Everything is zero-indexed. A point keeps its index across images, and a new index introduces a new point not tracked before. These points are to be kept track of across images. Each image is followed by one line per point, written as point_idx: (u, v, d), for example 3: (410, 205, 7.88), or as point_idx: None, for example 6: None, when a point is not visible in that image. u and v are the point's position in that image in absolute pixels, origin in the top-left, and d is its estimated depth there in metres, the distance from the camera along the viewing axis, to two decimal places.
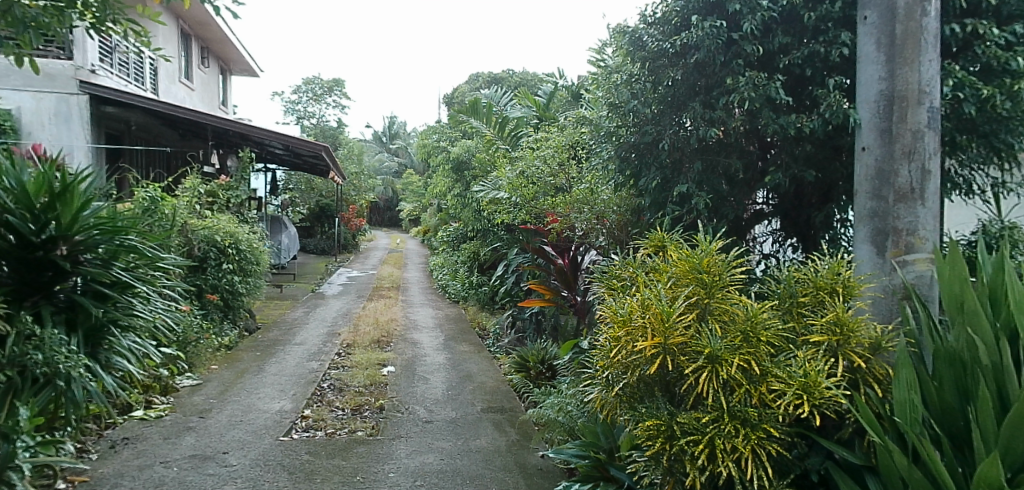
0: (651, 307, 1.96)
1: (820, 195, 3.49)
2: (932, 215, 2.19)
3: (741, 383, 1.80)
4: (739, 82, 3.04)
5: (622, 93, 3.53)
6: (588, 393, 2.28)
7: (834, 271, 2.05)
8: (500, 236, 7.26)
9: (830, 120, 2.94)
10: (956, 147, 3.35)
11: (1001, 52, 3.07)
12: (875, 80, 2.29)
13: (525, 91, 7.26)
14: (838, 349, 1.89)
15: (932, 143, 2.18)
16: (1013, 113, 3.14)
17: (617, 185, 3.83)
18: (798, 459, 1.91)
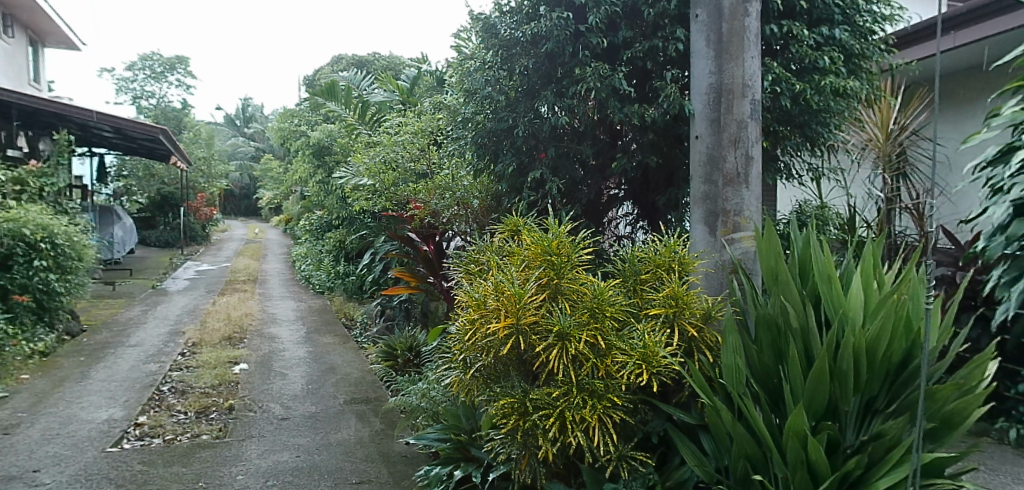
0: (503, 289, 2.02)
1: (664, 179, 3.76)
2: (754, 198, 2.44)
3: (589, 358, 1.92)
4: (585, 72, 3.19)
5: (476, 80, 3.59)
6: (446, 377, 2.31)
7: (671, 249, 2.25)
8: (365, 223, 7.10)
9: (668, 110, 3.18)
10: (778, 136, 3.76)
11: (811, 52, 3.47)
12: (705, 74, 2.47)
13: (388, 75, 7.12)
14: (674, 320, 2.08)
15: (754, 132, 2.43)
16: (821, 107, 3.59)
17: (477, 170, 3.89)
18: (642, 423, 2.08)
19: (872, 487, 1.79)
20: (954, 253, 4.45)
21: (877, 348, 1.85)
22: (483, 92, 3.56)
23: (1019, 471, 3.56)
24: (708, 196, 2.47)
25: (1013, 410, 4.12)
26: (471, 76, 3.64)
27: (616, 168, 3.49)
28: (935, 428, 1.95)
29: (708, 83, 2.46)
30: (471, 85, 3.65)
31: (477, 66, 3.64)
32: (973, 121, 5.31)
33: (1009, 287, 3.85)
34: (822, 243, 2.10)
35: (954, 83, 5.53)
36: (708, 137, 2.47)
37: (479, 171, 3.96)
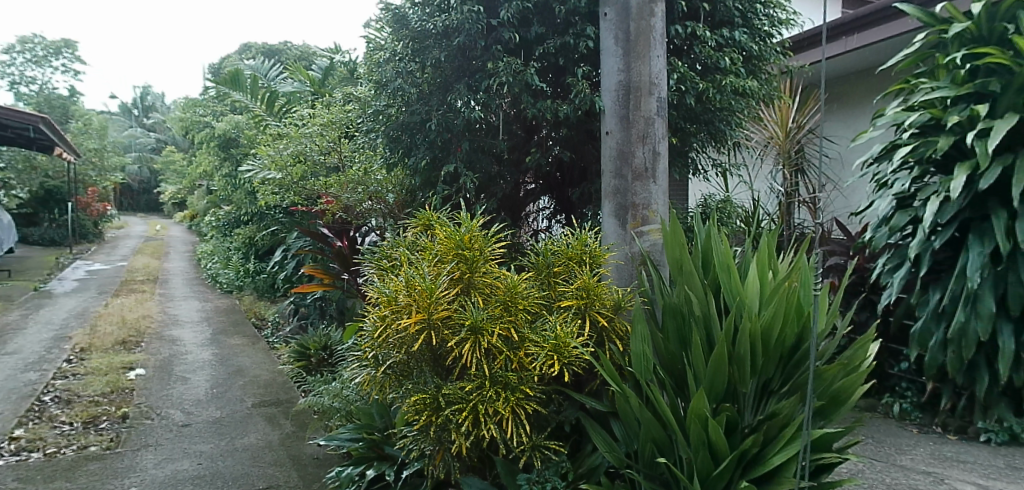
0: (414, 284, 2.00)
1: (578, 174, 3.86)
2: (661, 192, 2.54)
3: (502, 351, 1.93)
4: (497, 67, 3.21)
5: (386, 72, 3.53)
6: (356, 375, 2.26)
7: (582, 242, 2.31)
8: (277, 219, 6.85)
9: (579, 106, 3.26)
10: (685, 132, 3.93)
11: (713, 52, 3.65)
12: (614, 71, 2.55)
13: (299, 65, 6.90)
14: (585, 311, 2.16)
15: (660, 128, 2.52)
16: (723, 106, 3.78)
17: (391, 164, 3.84)
18: (555, 413, 2.13)
19: (767, 462, 1.93)
20: (844, 243, 4.81)
21: (771, 333, 1.99)
22: (394, 84, 3.51)
23: (899, 441, 3.91)
24: (618, 190, 2.55)
25: (896, 386, 4.53)
26: (382, 67, 3.58)
27: (531, 163, 3.54)
28: (824, 405, 2.11)
29: (616, 80, 2.53)
30: (381, 77, 3.58)
31: (387, 57, 3.58)
32: (860, 121, 5.76)
33: (891, 274, 4.21)
34: (722, 235, 2.23)
35: (842, 86, 5.98)
36: (618, 132, 2.55)
37: (391, 165, 3.90)
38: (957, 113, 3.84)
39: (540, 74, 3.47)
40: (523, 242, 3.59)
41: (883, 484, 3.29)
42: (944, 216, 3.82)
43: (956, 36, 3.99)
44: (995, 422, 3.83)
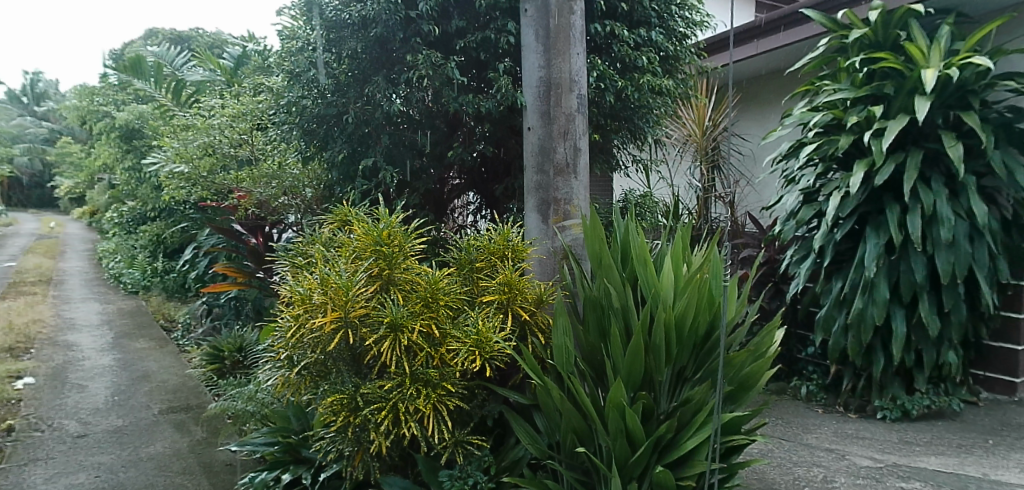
0: (329, 282, 1.95)
1: (501, 169, 3.88)
2: (582, 188, 2.59)
3: (422, 348, 1.92)
4: (417, 59, 3.17)
5: (300, 62, 3.41)
6: (269, 377, 2.18)
7: (504, 237, 2.32)
8: (187, 215, 6.51)
9: (500, 101, 3.28)
10: (604, 128, 4.02)
11: (630, 51, 3.75)
12: (535, 68, 2.57)
13: (209, 53, 6.59)
14: (508, 305, 2.18)
15: (581, 125, 2.56)
16: (640, 103, 3.90)
17: (306, 157, 3.72)
18: (478, 407, 2.14)
19: (681, 446, 2.04)
20: (757, 236, 5.07)
21: (684, 322, 2.09)
22: (308, 74, 3.39)
23: (805, 421, 4.17)
24: (540, 186, 2.58)
25: (804, 370, 4.83)
26: (295, 56, 3.46)
27: (454, 158, 3.52)
28: (734, 391, 2.23)
29: (537, 77, 2.56)
30: (295, 66, 3.46)
31: (301, 47, 3.46)
32: (770, 120, 6.08)
33: (798, 265, 4.48)
34: (639, 229, 2.32)
35: (753, 87, 6.30)
36: (540, 128, 2.57)
37: (306, 159, 3.78)
38: (856, 114, 4.12)
39: (462, 68, 3.46)
40: (446, 238, 3.58)
41: (791, 462, 3.51)
42: (845, 210, 4.09)
43: (855, 41, 4.27)
44: (890, 400, 4.16)
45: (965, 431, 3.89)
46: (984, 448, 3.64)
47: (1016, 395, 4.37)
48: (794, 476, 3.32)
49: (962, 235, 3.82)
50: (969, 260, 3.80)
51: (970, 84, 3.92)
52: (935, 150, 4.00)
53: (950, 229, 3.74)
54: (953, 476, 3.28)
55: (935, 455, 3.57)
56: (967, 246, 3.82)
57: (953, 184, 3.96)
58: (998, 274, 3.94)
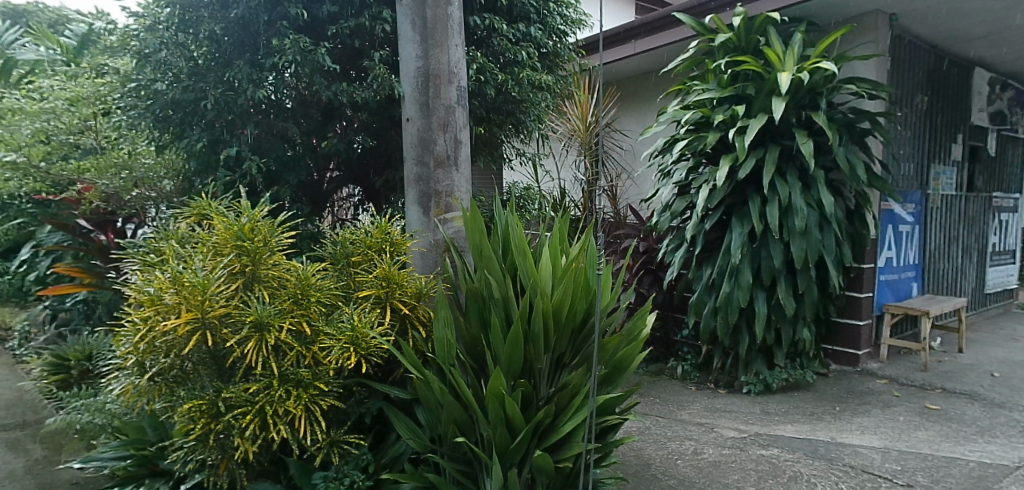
0: (183, 280, 1.82)
1: (381, 162, 3.84)
2: (463, 179, 2.58)
3: (293, 347, 1.86)
4: (283, 43, 3.04)
5: (147, 42, 3.15)
6: (114, 386, 2.00)
7: (382, 230, 2.28)
8: (24, 210, 5.81)
9: (377, 91, 3.25)
10: (486, 121, 4.04)
11: (510, 45, 3.81)
12: (411, 58, 2.53)
13: (46, 29, 5.93)
14: (386, 299, 2.15)
15: (461, 117, 2.56)
16: (521, 98, 3.97)
17: (159, 145, 3.45)
18: (356, 405, 2.10)
19: (559, 429, 2.17)
20: (637, 227, 5.36)
21: (562, 311, 2.21)
22: (158, 56, 3.14)
23: (679, 399, 4.46)
24: (421, 178, 2.54)
25: (680, 351, 5.16)
26: (141, 35, 3.19)
27: (328, 149, 3.43)
28: (609, 374, 2.39)
29: (415, 67, 2.52)
30: (141, 46, 3.18)
31: (151, 25, 3.18)
32: (648, 117, 6.42)
33: (673, 253, 4.77)
34: (518, 221, 2.39)
35: (631, 85, 6.60)
36: (419, 119, 2.53)
37: (161, 147, 3.49)
38: (722, 113, 4.44)
39: (334, 52, 3.38)
40: (322, 232, 3.48)
41: (665, 438, 3.72)
42: (713, 201, 4.40)
43: (721, 44, 4.60)
44: (754, 375, 4.53)
45: (816, 399, 4.33)
46: (832, 414, 4.07)
47: (858, 365, 4.93)
48: (668, 451, 3.53)
49: (813, 223, 4.23)
50: (819, 247, 4.23)
51: (819, 87, 4.32)
52: (790, 146, 4.39)
53: (803, 219, 4.14)
54: (806, 441, 3.65)
55: (791, 423, 3.95)
56: (817, 234, 4.24)
57: (805, 178, 4.38)
58: (842, 258, 4.42)
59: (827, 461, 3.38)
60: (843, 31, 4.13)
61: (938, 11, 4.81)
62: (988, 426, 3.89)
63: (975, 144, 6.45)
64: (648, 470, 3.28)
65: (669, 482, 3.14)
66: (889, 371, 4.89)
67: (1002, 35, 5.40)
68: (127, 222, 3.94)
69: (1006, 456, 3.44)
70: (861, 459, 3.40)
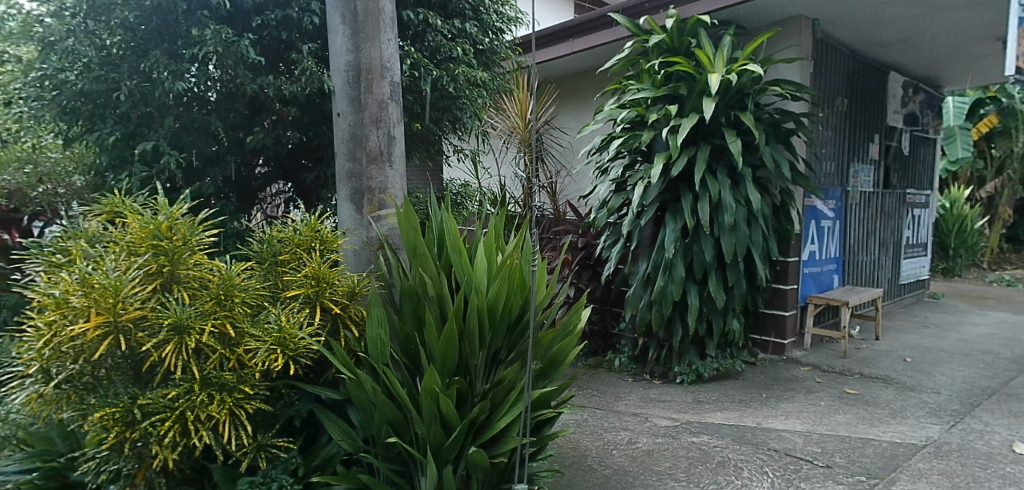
0: (93, 282, 1.73)
1: (312, 157, 3.76)
2: (397, 176, 2.56)
3: (215, 349, 1.81)
4: (204, 34, 2.94)
5: (52, 29, 2.96)
6: (16, 395, 1.88)
7: (311, 228, 2.24)
8: None
9: (306, 85, 3.19)
10: (422, 117, 4.02)
11: (445, 41, 3.79)
12: (342, 51, 2.47)
13: None
14: (316, 298, 2.11)
15: (394, 113, 2.53)
16: (458, 94, 3.96)
17: (67, 138, 3.25)
18: (285, 407, 2.05)
19: (494, 425, 2.20)
20: (576, 223, 5.48)
21: (497, 308, 2.24)
22: (65, 44, 2.96)
23: (616, 390, 4.56)
24: (353, 174, 2.49)
25: (618, 344, 5.27)
26: (45, 22, 3.00)
27: (254, 143, 3.33)
28: (545, 368, 2.44)
29: (345, 61, 2.47)
30: (45, 33, 2.99)
31: (56, 11, 2.99)
32: (585, 114, 6.52)
33: (610, 249, 4.87)
34: (452, 218, 2.40)
35: (570, 83, 6.68)
36: (350, 114, 2.48)
37: (69, 140, 3.29)
38: (657, 112, 4.55)
39: (260, 42, 3.29)
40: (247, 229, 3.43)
41: (602, 429, 3.80)
42: (648, 198, 4.51)
43: (655, 45, 4.72)
44: (687, 366, 4.68)
45: (745, 387, 4.51)
46: (759, 401, 4.26)
47: (784, 353, 5.17)
48: (604, 441, 3.61)
49: (742, 219, 4.41)
50: (747, 242, 4.41)
51: (746, 88, 4.52)
52: (720, 146, 4.55)
53: (732, 215, 4.30)
54: (734, 427, 3.80)
55: (720, 410, 4.10)
56: (745, 229, 4.43)
57: (734, 176, 4.55)
58: (768, 252, 4.63)
59: (753, 445, 3.54)
60: (769, 34, 4.29)
61: (854, 18, 5.09)
62: (899, 407, 4.16)
63: (890, 144, 6.86)
64: (584, 460, 3.34)
65: (605, 472, 3.21)
66: (812, 358, 5.16)
67: (912, 41, 5.76)
68: (34, 220, 3.72)
69: (914, 435, 3.70)
70: (785, 443, 3.57)
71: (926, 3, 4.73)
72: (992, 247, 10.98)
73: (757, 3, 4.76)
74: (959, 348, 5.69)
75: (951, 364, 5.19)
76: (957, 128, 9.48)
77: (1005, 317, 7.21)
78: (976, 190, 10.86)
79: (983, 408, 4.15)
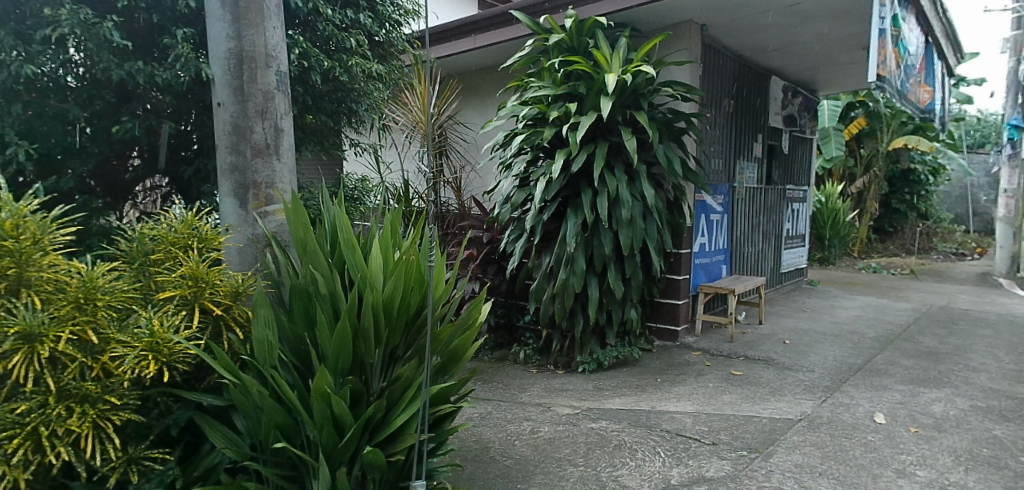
0: None
1: (188, 148, 3.60)
2: (286, 169, 2.45)
3: (74, 358, 1.68)
4: (59, 14, 2.76)
5: None
6: None
7: (188, 225, 2.11)
8: None
9: (180, 72, 3.05)
10: (315, 108, 3.91)
11: (337, 31, 3.69)
12: (222, 38, 2.33)
13: None
14: (194, 300, 1.98)
15: (281, 104, 2.42)
16: (352, 86, 3.90)
17: None
18: (160, 417, 1.93)
19: (391, 424, 2.18)
20: (481, 218, 5.53)
21: (392, 305, 2.21)
22: None
23: (520, 382, 4.63)
24: (236, 168, 2.36)
25: (523, 336, 5.34)
26: None
27: (121, 132, 3.15)
28: (444, 364, 2.45)
29: (225, 48, 2.33)
30: None
31: None
32: (489, 111, 6.56)
33: (514, 243, 4.94)
34: (345, 214, 2.34)
35: (473, 79, 6.69)
36: (232, 104, 2.34)
37: None
38: (557, 109, 4.67)
39: (126, 25, 3.13)
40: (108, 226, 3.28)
41: (504, 420, 3.85)
42: (550, 193, 4.61)
43: (556, 44, 4.84)
44: (588, 355, 4.83)
45: (642, 373, 4.72)
46: (654, 385, 4.47)
47: (678, 340, 5.46)
48: (507, 432, 3.65)
49: (637, 214, 4.60)
50: (642, 235, 4.62)
51: (641, 89, 4.72)
52: (617, 143, 4.73)
53: (629, 209, 4.48)
54: (630, 412, 3.97)
55: (618, 396, 4.27)
56: (640, 223, 4.63)
57: (631, 172, 4.74)
58: (662, 245, 4.86)
59: (647, 428, 3.71)
60: (661, 38, 4.49)
61: (737, 25, 5.45)
62: (778, 386, 4.51)
63: (771, 144, 7.40)
64: (487, 452, 3.37)
65: (506, 462, 3.25)
66: (703, 343, 5.47)
67: (789, 48, 6.25)
68: None
69: (790, 411, 4.02)
70: (675, 423, 3.78)
71: (798, 13, 5.14)
72: (861, 238, 12.10)
73: (648, 7, 4.98)
74: (831, 330, 6.23)
75: (823, 344, 5.68)
76: (831, 130, 10.21)
77: (869, 301, 7.98)
78: (847, 186, 11.94)
79: (850, 384, 4.58)
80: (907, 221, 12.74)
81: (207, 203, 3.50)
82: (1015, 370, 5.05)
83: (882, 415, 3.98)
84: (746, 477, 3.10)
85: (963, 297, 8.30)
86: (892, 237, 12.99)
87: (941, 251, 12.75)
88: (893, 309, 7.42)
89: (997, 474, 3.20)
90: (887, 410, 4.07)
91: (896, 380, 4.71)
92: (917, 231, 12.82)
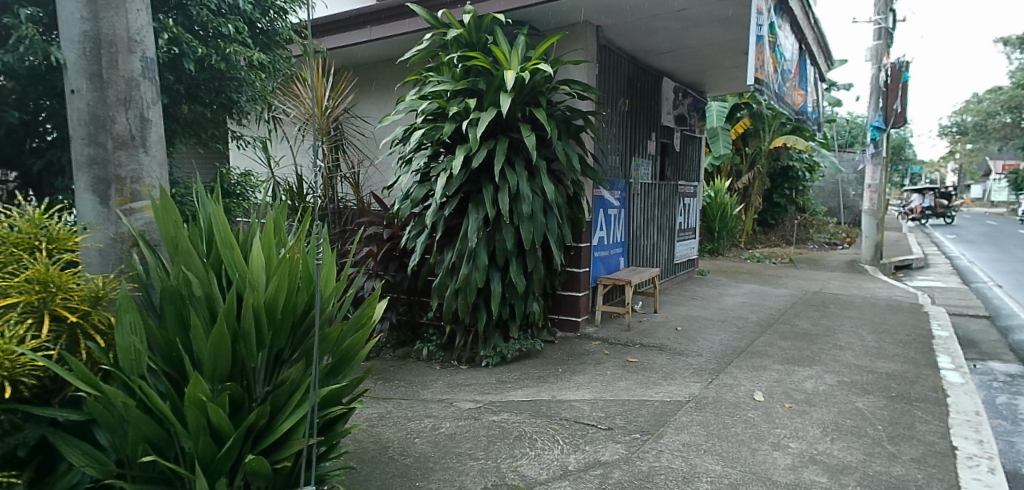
0: None
1: (39, 136, 3.37)
2: (154, 162, 2.28)
3: None
4: None
5: None
6: None
7: (33, 225, 1.97)
8: None
9: (25, 56, 2.80)
10: (191, 96, 3.79)
11: (212, 16, 3.57)
12: (76, 19, 2.12)
13: None
14: (43, 306, 1.81)
15: (148, 93, 2.25)
16: (230, 75, 3.77)
17: None
18: (5, 436, 1.77)
19: (276, 429, 2.09)
20: (381, 215, 5.43)
21: (276, 306, 2.12)
22: None
23: (423, 379, 4.58)
24: (94, 161, 2.16)
25: (426, 333, 5.28)
26: None
27: None
28: (334, 365, 2.38)
29: (79, 31, 2.12)
30: None
31: None
32: (387, 105, 6.41)
33: (415, 239, 4.85)
34: (222, 211, 2.21)
35: (370, 72, 6.52)
36: (88, 92, 2.14)
37: None
38: (456, 104, 4.65)
39: None
40: None
41: (405, 419, 3.80)
42: (450, 189, 4.58)
43: (454, 39, 4.82)
44: (492, 349, 4.86)
45: (544, 365, 4.80)
46: (554, 375, 4.57)
47: (579, 330, 5.61)
48: (407, 431, 3.60)
49: (538, 209, 4.67)
50: (544, 230, 4.68)
51: (540, 87, 4.80)
52: (517, 139, 4.78)
53: (529, 204, 4.55)
54: (531, 403, 4.04)
55: (520, 388, 4.33)
56: (541, 218, 4.69)
57: (531, 168, 4.81)
58: (562, 238, 4.97)
59: (547, 417, 3.79)
60: (558, 37, 4.58)
61: (631, 27, 5.66)
62: (670, 371, 4.74)
63: (664, 141, 7.75)
64: (384, 453, 3.31)
65: (405, 461, 3.21)
66: (601, 333, 5.66)
67: (679, 51, 6.58)
68: None
69: (680, 393, 4.25)
70: (574, 411, 3.89)
71: (685, 18, 5.41)
72: (746, 229, 12.99)
73: (546, 7, 5.07)
74: (719, 317, 6.63)
75: (711, 329, 6.05)
76: (718, 129, 10.88)
77: (752, 288, 8.57)
78: (735, 182, 12.79)
79: (734, 365, 4.90)
80: (786, 213, 13.81)
81: (60, 198, 3.25)
82: (875, 347, 5.60)
83: (761, 393, 4.29)
84: (639, 458, 3.25)
85: (833, 283, 9.11)
86: (774, 229, 14.04)
87: (815, 240, 13.90)
88: (774, 295, 8.02)
89: (859, 442, 3.54)
90: (766, 388, 4.40)
91: (774, 360, 5.09)
92: (795, 223, 13.92)
